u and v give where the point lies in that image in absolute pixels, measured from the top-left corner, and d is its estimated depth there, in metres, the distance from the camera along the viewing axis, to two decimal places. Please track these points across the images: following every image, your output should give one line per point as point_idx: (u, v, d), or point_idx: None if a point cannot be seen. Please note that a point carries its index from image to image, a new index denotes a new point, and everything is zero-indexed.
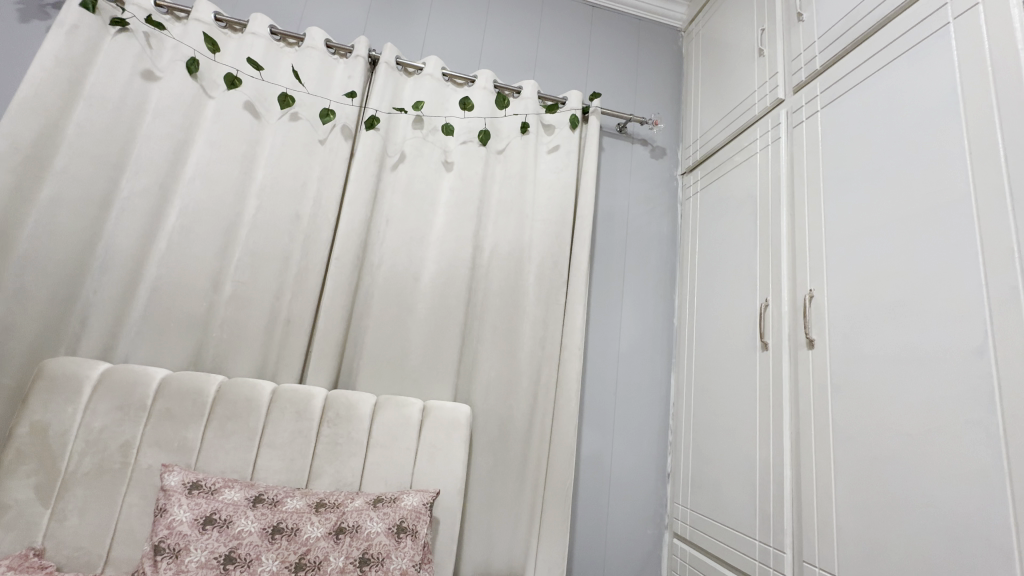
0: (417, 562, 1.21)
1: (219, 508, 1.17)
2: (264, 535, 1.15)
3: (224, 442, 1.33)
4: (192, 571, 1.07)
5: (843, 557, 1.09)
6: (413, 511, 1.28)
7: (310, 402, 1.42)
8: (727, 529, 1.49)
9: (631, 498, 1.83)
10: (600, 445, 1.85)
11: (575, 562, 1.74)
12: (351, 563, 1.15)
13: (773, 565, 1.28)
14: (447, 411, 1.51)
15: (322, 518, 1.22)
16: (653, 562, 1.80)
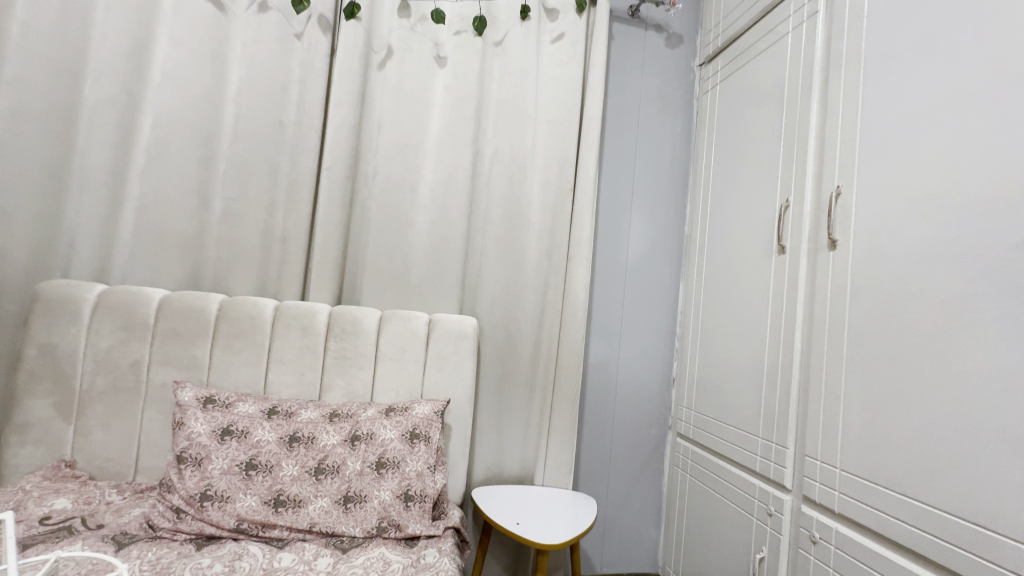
0: (432, 465, 1.26)
1: (235, 420, 1.20)
2: (282, 444, 1.19)
3: (233, 359, 1.34)
4: (217, 477, 1.12)
5: (845, 452, 1.12)
6: (425, 418, 1.32)
7: (314, 317, 1.40)
8: (730, 428, 1.53)
9: (637, 402, 1.88)
10: (608, 353, 1.86)
11: (582, 461, 1.83)
12: (369, 466, 1.20)
13: (774, 459, 1.33)
14: (454, 324, 1.50)
15: (336, 427, 1.25)
16: (656, 458, 1.89)
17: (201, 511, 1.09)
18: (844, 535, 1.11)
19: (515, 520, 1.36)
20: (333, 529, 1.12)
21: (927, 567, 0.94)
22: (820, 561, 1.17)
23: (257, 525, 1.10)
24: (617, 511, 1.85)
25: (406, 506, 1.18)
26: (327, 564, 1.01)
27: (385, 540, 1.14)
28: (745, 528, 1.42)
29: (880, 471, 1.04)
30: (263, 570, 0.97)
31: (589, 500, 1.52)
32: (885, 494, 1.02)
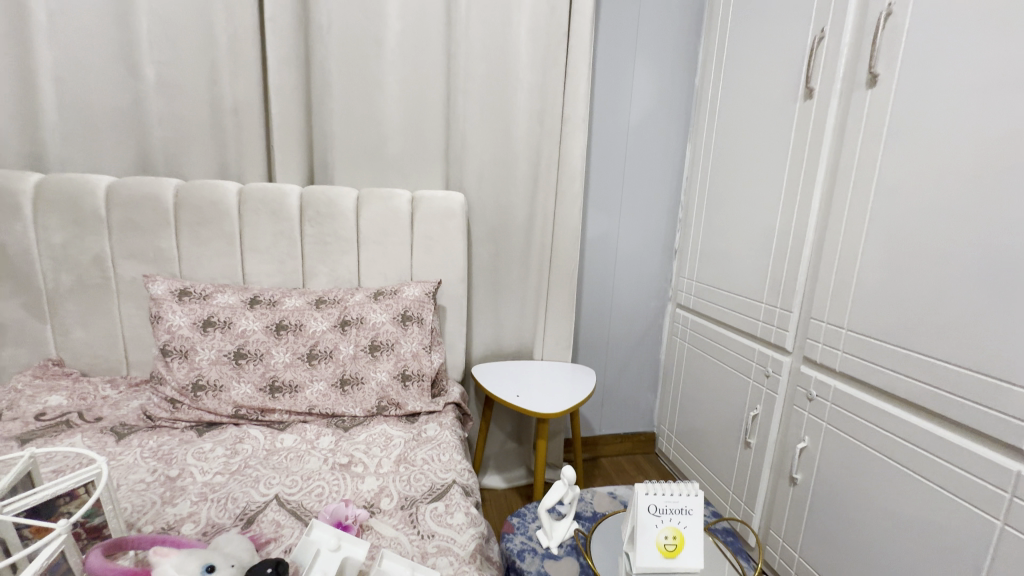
0: (427, 346, 1.24)
1: (216, 312, 1.14)
2: (269, 332, 1.15)
3: (203, 249, 1.24)
4: (206, 368, 1.09)
5: (856, 312, 1.09)
6: (415, 301, 1.27)
7: (285, 201, 1.27)
8: (733, 296, 1.50)
9: (637, 276, 1.83)
10: (607, 227, 1.76)
11: (581, 336, 1.84)
12: (362, 350, 1.18)
13: (776, 324, 1.31)
14: (439, 201, 1.37)
15: (324, 313, 1.20)
16: (655, 330, 1.90)
17: (195, 400, 1.07)
18: (843, 392, 1.12)
19: (515, 393, 1.38)
20: (333, 409, 1.13)
21: (927, 418, 0.95)
22: (814, 416, 1.20)
23: (255, 410, 1.10)
24: (616, 380, 1.90)
25: (404, 385, 1.18)
26: (329, 442, 1.02)
27: (386, 417, 1.15)
28: (741, 390, 1.45)
29: (891, 329, 1.00)
30: (266, 450, 0.98)
31: (588, 371, 1.55)
32: (894, 352, 1.00)
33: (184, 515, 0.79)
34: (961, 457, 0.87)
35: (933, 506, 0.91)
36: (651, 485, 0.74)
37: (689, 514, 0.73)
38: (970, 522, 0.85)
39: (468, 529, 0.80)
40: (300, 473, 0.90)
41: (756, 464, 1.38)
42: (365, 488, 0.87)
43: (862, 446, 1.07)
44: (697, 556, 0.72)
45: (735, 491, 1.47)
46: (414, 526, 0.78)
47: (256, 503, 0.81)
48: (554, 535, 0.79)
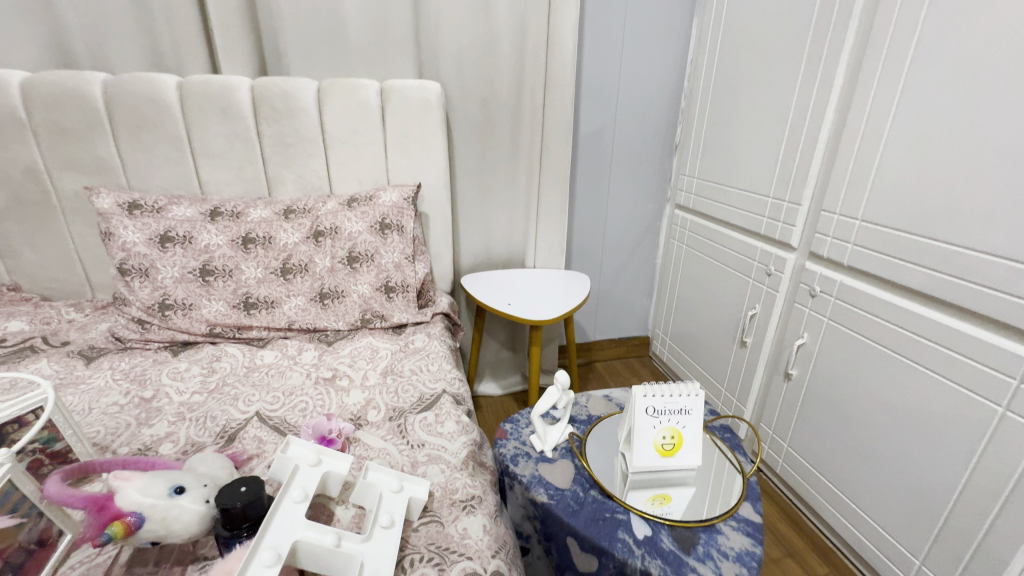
0: (410, 255, 1.15)
1: (173, 226, 1.03)
2: (235, 247, 1.06)
3: (149, 156, 1.10)
4: (172, 286, 1.01)
5: (874, 200, 1.00)
6: (394, 207, 1.16)
7: (235, 96, 1.10)
8: (737, 192, 1.40)
9: (634, 175, 1.71)
10: (602, 121, 1.60)
11: (575, 242, 1.75)
12: (340, 262, 1.10)
13: (782, 219, 1.23)
14: (413, 92, 1.20)
15: (294, 225, 1.10)
16: (651, 233, 1.82)
17: (165, 320, 1.01)
18: (849, 286, 1.06)
19: (507, 302, 1.33)
20: (314, 325, 1.07)
21: (939, 309, 0.91)
22: (815, 313, 1.16)
23: (231, 328, 1.04)
24: (611, 287, 1.86)
25: (388, 297, 1.12)
26: (312, 357, 0.98)
27: (372, 330, 1.10)
28: (741, 290, 1.41)
29: (913, 217, 0.92)
30: (245, 368, 0.93)
31: (582, 278, 1.49)
32: (913, 242, 0.93)
33: (161, 435, 0.75)
34: (969, 347, 0.85)
35: (934, 395, 0.90)
36: (650, 387, 0.70)
37: (688, 414, 0.70)
38: (970, 408, 0.85)
39: (459, 437, 0.77)
40: (282, 389, 0.86)
41: (750, 362, 1.38)
42: (350, 402, 0.83)
43: (864, 340, 1.04)
44: (695, 454, 0.70)
45: (728, 389, 1.49)
46: (403, 437, 0.76)
47: (235, 421, 0.78)
48: (547, 439, 0.77)
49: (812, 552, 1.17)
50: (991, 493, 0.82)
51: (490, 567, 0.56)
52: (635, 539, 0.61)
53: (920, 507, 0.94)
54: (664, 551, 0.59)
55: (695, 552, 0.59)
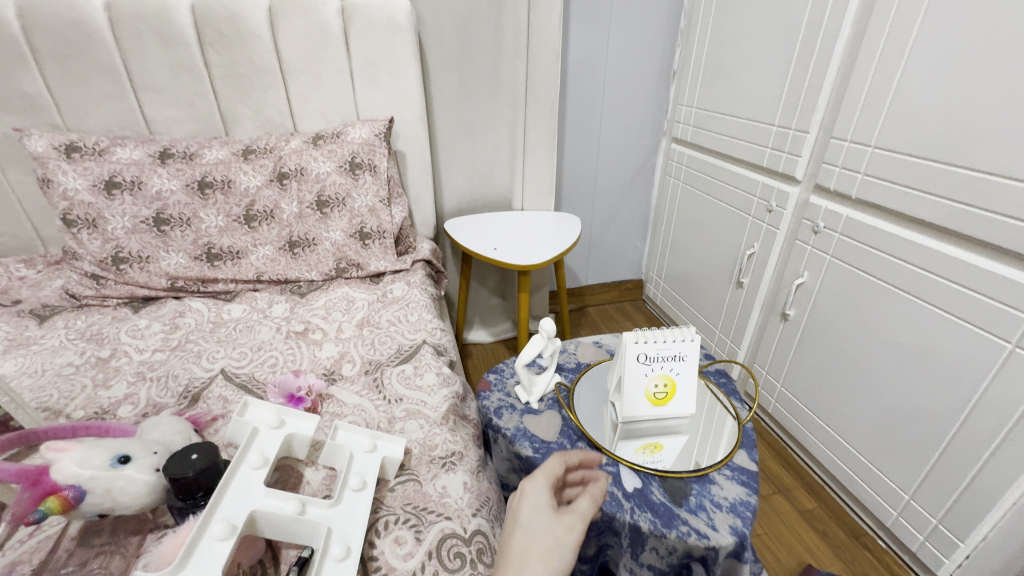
0: (384, 198, 1.06)
1: (119, 170, 0.93)
2: (191, 193, 0.96)
3: (83, 91, 0.97)
4: (125, 238, 0.93)
5: (891, 124, 0.91)
6: (364, 144, 1.06)
7: (173, 18, 0.96)
8: (739, 122, 1.30)
9: (628, 106, 1.58)
10: (594, 44, 1.45)
11: (565, 181, 1.66)
12: (308, 207, 1.02)
13: (787, 149, 1.14)
14: (378, 11, 1.06)
15: (255, 166, 1.00)
16: (646, 169, 1.72)
17: (121, 275, 0.93)
18: (856, 221, 1.00)
19: (492, 246, 1.26)
20: (285, 276, 1.00)
21: (951, 242, 0.85)
22: (817, 251, 1.10)
23: (195, 282, 0.97)
24: (603, 228, 1.78)
25: (363, 244, 1.05)
26: (284, 310, 0.92)
27: (348, 280, 1.04)
28: (739, 228, 1.34)
29: (934, 141, 0.84)
30: (211, 324, 0.87)
31: (572, 219, 1.41)
32: (930, 169, 0.85)
33: (120, 397, 0.70)
34: (982, 282, 0.79)
35: (938, 334, 0.86)
36: (641, 333, 0.64)
37: (682, 360, 0.66)
38: (975, 346, 0.81)
39: (440, 389, 0.73)
40: (250, 344, 0.81)
41: (747, 302, 1.34)
42: (323, 355, 0.78)
43: (868, 277, 0.99)
44: (689, 401, 0.66)
45: (722, 330, 1.46)
46: (379, 391, 0.71)
47: (199, 379, 0.72)
48: (533, 390, 0.73)
49: (801, 487, 1.18)
50: (988, 431, 0.80)
51: (470, 527, 0.53)
52: (624, 492, 0.58)
53: (913, 446, 0.93)
54: (654, 504, 0.57)
55: (687, 503, 0.57)
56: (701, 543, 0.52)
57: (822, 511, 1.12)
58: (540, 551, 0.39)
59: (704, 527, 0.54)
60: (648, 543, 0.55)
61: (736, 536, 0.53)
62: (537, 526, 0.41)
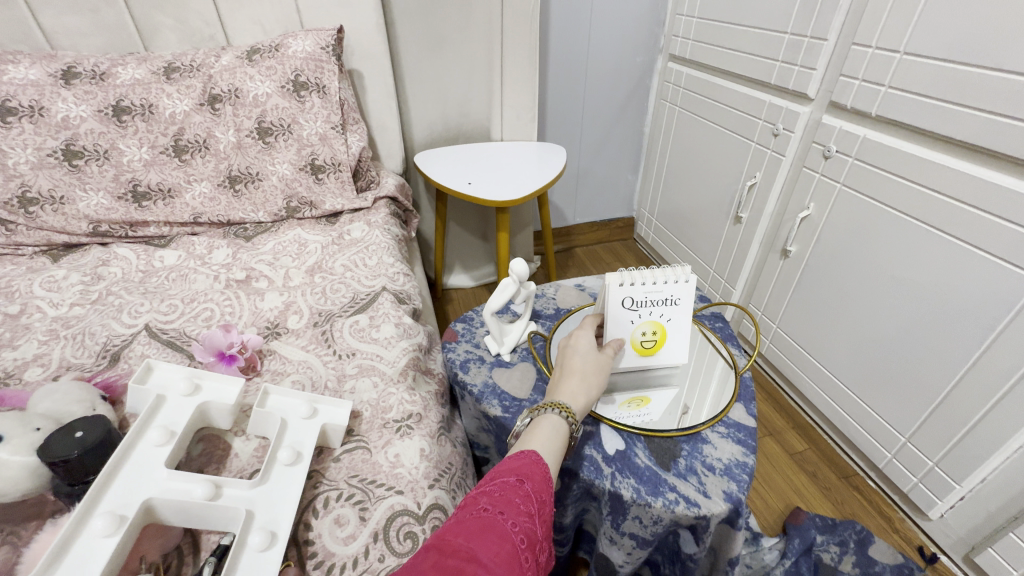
0: (338, 124, 0.93)
1: (12, 92, 0.77)
2: (106, 120, 0.82)
3: None
4: (30, 175, 0.79)
5: (926, 22, 0.77)
6: (309, 59, 0.90)
7: None
8: (745, 31, 1.14)
9: (620, 18, 1.39)
10: None
11: (549, 108, 1.50)
12: (248, 136, 0.88)
13: (800, 61, 1.00)
14: None
15: (180, 87, 0.85)
16: (639, 93, 1.55)
17: (32, 218, 0.80)
18: (873, 142, 0.88)
19: (467, 181, 1.13)
20: (226, 217, 0.89)
21: (982, 162, 0.74)
22: (826, 179, 0.99)
23: (122, 225, 0.85)
24: (591, 162, 1.64)
25: (316, 179, 0.93)
26: (224, 256, 0.81)
27: (301, 220, 0.92)
28: (740, 156, 1.21)
29: (978, 40, 0.71)
30: (140, 274, 0.76)
31: (558, 150, 1.27)
32: (967, 77, 0.72)
33: (28, 358, 0.60)
34: (1011, 208, 0.70)
35: (955, 268, 0.78)
36: (628, 274, 0.55)
37: (674, 305, 0.57)
38: (998, 283, 0.73)
39: (399, 342, 0.64)
40: (182, 295, 0.71)
41: (745, 239, 1.24)
42: (266, 307, 0.69)
43: (879, 207, 0.89)
44: (681, 350, 0.58)
45: (716, 268, 1.38)
46: (328, 345, 0.62)
47: (120, 336, 0.63)
48: (505, 341, 0.64)
49: (791, 429, 1.14)
50: (1003, 373, 0.74)
51: (426, 501, 0.45)
52: (605, 456, 0.51)
53: (916, 388, 0.87)
54: (638, 468, 0.50)
55: (676, 467, 0.50)
56: (690, 512, 0.46)
57: (812, 452, 1.09)
58: (595, 370, 0.51)
59: (695, 493, 0.47)
60: (630, 512, 0.48)
61: (730, 503, 0.46)
62: (590, 352, 0.52)
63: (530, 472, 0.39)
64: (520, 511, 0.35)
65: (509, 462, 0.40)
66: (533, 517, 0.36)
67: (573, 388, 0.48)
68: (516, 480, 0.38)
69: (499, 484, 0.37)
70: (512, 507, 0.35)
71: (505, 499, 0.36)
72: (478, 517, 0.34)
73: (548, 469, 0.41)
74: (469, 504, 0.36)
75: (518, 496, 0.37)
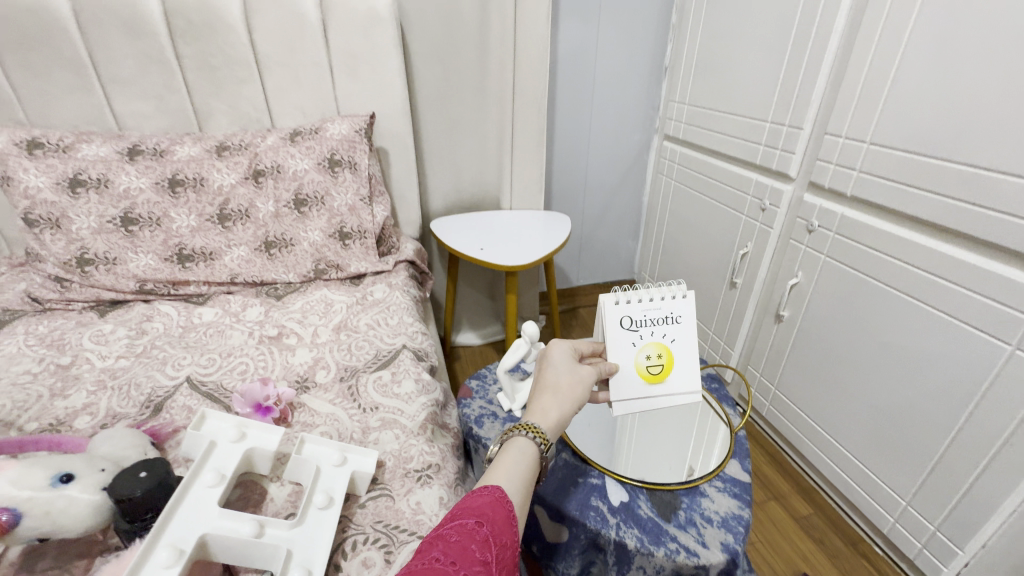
0: (366, 197, 1.03)
1: (84, 168, 0.88)
2: (161, 191, 0.92)
3: (43, 83, 0.92)
4: (90, 239, 0.88)
5: (887, 119, 0.88)
6: (344, 141, 1.02)
7: (141, 5, 0.91)
8: (732, 119, 1.27)
9: (619, 103, 1.55)
10: (583, 38, 1.42)
11: (555, 180, 1.62)
12: (285, 206, 0.98)
13: (781, 146, 1.11)
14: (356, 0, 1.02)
15: (229, 164, 0.96)
16: (638, 167, 1.69)
17: (87, 277, 0.88)
18: (851, 219, 0.97)
19: (479, 246, 1.22)
20: (260, 278, 0.97)
21: (949, 240, 0.82)
22: (812, 250, 1.07)
23: (165, 284, 0.92)
24: (594, 227, 1.75)
25: (343, 245, 1.01)
26: (257, 314, 0.88)
27: (327, 282, 1.00)
28: (733, 227, 1.31)
29: (931, 136, 0.82)
30: (181, 329, 0.83)
31: (562, 218, 1.38)
32: (927, 166, 0.83)
33: (78, 407, 0.66)
34: (977, 281, 0.77)
35: (935, 336, 0.84)
36: (622, 294, 0.61)
37: (672, 322, 0.62)
38: (974, 349, 0.79)
39: (418, 397, 0.69)
40: (220, 349, 0.77)
41: (741, 303, 1.31)
42: (296, 362, 0.75)
43: (862, 277, 0.96)
44: (684, 364, 0.61)
45: (716, 331, 1.44)
46: (353, 399, 0.68)
47: (163, 388, 0.68)
48: (516, 398, 0.69)
49: (794, 492, 1.16)
50: (991, 435, 0.77)
51: None
52: (610, 507, 0.54)
53: (911, 451, 0.90)
54: (641, 519, 0.53)
55: (677, 519, 0.54)
56: (690, 561, 0.49)
57: (817, 516, 1.10)
58: (565, 385, 0.53)
59: (694, 544, 0.51)
60: (635, 562, 0.52)
61: (728, 553, 0.50)
62: (563, 367, 0.54)
63: (489, 514, 0.39)
64: (475, 559, 0.35)
65: (470, 502, 0.40)
66: (489, 563, 0.36)
67: (546, 404, 0.51)
68: (474, 523, 0.38)
69: (457, 527, 0.37)
70: (466, 555, 0.35)
71: (460, 546, 0.36)
72: (428, 569, 0.34)
73: (509, 507, 0.41)
74: (423, 552, 0.36)
75: (475, 542, 0.36)
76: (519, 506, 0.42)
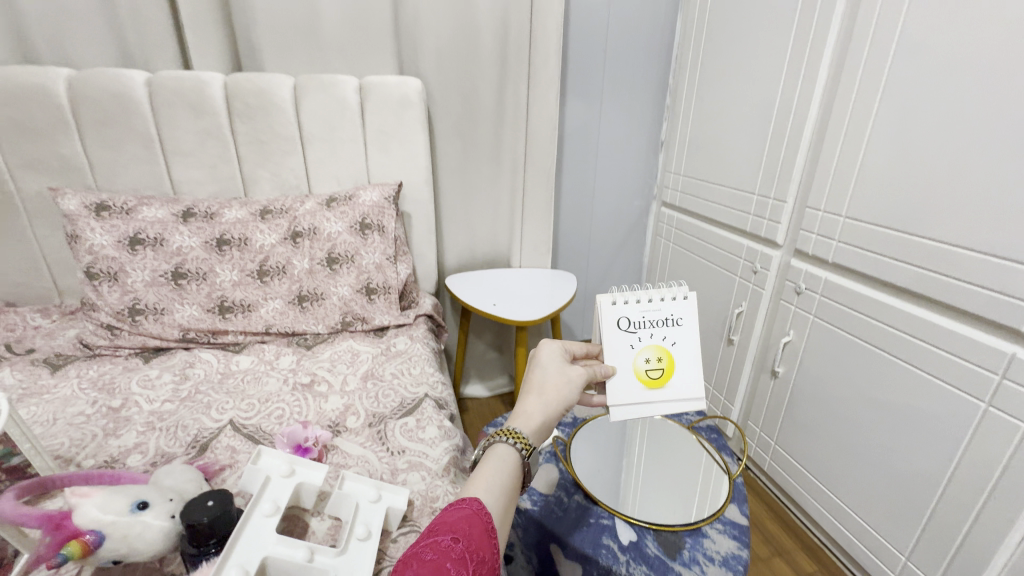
0: (391, 256, 1.13)
1: (143, 228, 0.99)
2: (209, 249, 1.02)
3: (115, 155, 1.05)
4: (142, 290, 0.97)
5: (859, 197, 1.00)
6: (374, 207, 1.14)
7: (207, 92, 1.06)
8: (722, 190, 1.40)
9: (619, 172, 1.70)
10: (587, 116, 1.59)
11: (561, 240, 1.74)
12: (319, 263, 1.08)
13: (767, 216, 1.23)
14: (391, 87, 1.17)
15: (271, 225, 1.07)
16: (638, 229, 1.81)
17: (136, 326, 0.97)
18: (834, 284, 1.07)
19: (491, 301, 1.31)
20: (292, 328, 1.04)
21: (922, 305, 0.91)
22: (801, 310, 1.16)
23: (206, 333, 1.00)
24: (597, 284, 1.85)
25: (369, 299, 1.10)
26: (290, 362, 0.95)
27: (353, 334, 1.08)
28: (728, 287, 1.40)
29: (897, 214, 0.93)
30: (220, 375, 0.90)
31: (568, 276, 1.48)
32: (896, 238, 0.93)
33: (130, 446, 0.71)
34: (949, 342, 0.85)
35: (917, 392, 0.91)
36: (618, 295, 0.67)
37: (667, 326, 0.66)
38: (952, 405, 0.85)
39: (441, 442, 0.75)
40: (258, 395, 0.84)
41: (738, 359, 1.38)
42: (328, 407, 0.81)
43: (848, 336, 1.04)
44: (680, 374, 0.65)
45: (716, 386, 1.50)
46: (382, 443, 0.74)
47: (207, 430, 0.74)
48: None
49: (799, 549, 1.17)
50: (975, 487, 0.82)
51: None
52: (621, 546, 0.60)
53: (905, 505, 0.94)
54: (649, 557, 0.59)
55: (681, 557, 0.59)
56: None
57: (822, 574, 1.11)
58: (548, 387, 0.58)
59: None
60: None
61: None
62: (547, 369, 0.60)
63: (463, 531, 0.43)
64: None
65: (448, 517, 0.44)
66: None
67: (531, 405, 0.57)
68: (449, 539, 0.42)
69: (433, 545, 0.41)
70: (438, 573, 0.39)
71: (435, 564, 0.40)
72: None
73: (485, 519, 0.45)
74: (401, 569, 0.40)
75: (450, 558, 0.41)
76: (497, 515, 0.47)
